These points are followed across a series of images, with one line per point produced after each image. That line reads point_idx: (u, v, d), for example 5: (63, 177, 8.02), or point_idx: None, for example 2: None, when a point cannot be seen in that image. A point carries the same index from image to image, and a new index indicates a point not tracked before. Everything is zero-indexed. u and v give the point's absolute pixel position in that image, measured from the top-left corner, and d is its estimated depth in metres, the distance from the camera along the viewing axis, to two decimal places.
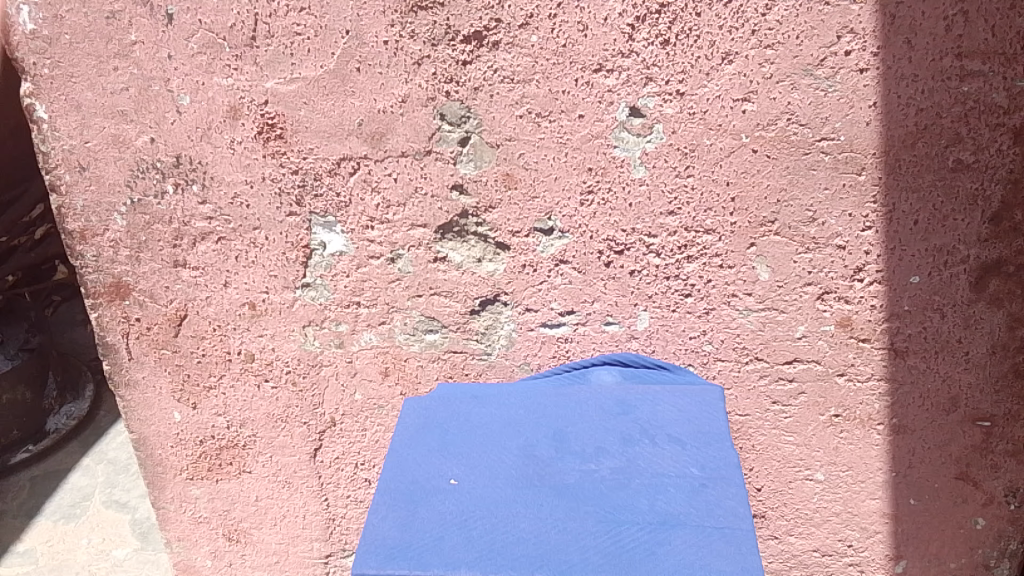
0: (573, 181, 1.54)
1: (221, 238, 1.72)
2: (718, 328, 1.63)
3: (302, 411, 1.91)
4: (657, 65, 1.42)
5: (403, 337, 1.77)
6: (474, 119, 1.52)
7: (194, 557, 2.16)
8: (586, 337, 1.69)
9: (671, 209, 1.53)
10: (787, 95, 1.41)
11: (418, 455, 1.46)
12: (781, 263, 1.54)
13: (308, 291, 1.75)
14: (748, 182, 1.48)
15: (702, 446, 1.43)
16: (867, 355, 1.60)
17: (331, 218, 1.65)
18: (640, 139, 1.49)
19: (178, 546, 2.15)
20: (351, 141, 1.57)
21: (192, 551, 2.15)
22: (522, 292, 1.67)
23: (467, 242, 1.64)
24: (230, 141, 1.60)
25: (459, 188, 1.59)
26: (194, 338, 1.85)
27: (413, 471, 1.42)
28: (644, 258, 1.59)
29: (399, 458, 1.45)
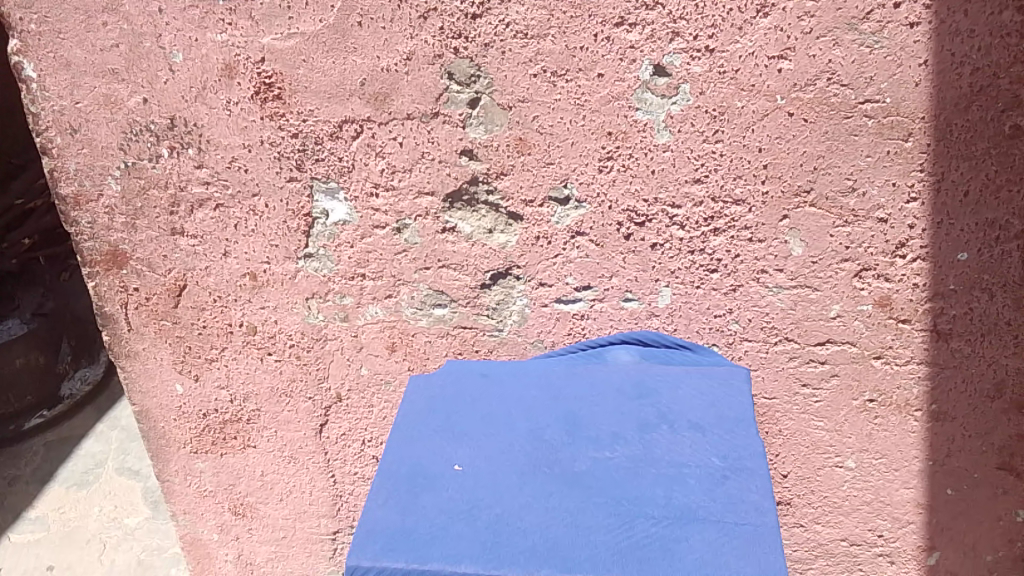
0: (591, 147, 1.42)
1: (219, 205, 1.62)
2: (746, 307, 1.51)
3: (307, 386, 1.83)
4: (684, 18, 1.29)
5: (410, 312, 1.68)
6: (484, 79, 1.41)
7: (200, 530, 2.11)
8: (603, 314, 1.59)
9: (697, 177, 1.41)
10: (828, 53, 1.27)
11: (422, 436, 1.37)
12: (816, 237, 1.42)
13: (310, 262, 1.66)
14: (782, 148, 1.35)
15: (725, 434, 1.33)
16: (906, 337, 1.48)
17: (334, 184, 1.56)
18: (664, 100, 1.36)
19: (184, 519, 2.10)
20: (353, 102, 1.47)
21: (198, 525, 2.10)
22: (537, 264, 1.57)
23: (477, 212, 1.53)
24: (226, 102, 1.51)
25: (468, 154, 1.48)
26: (195, 309, 1.77)
27: (418, 453, 1.33)
28: (667, 230, 1.47)
29: (403, 439, 1.37)
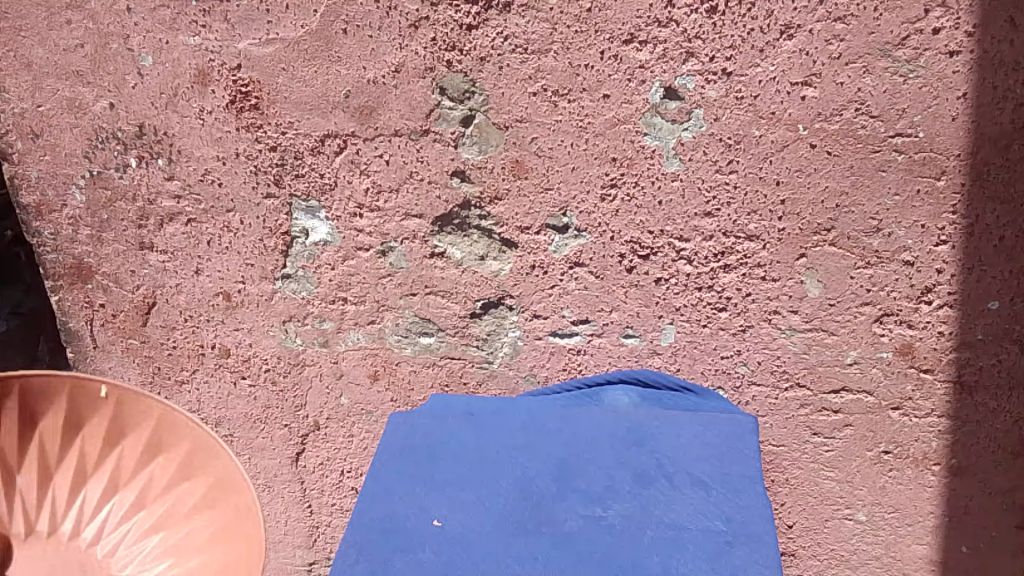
0: (594, 173, 1.30)
1: (190, 220, 1.51)
2: (756, 349, 1.40)
3: (283, 412, 1.71)
4: (700, 37, 1.17)
5: (395, 339, 1.56)
6: (479, 96, 1.29)
7: None
8: (602, 350, 1.48)
9: (708, 210, 1.29)
10: (857, 81, 1.15)
11: (402, 483, 1.26)
12: (834, 278, 1.30)
13: (288, 283, 1.54)
14: (802, 183, 1.23)
15: (730, 492, 1.23)
16: (927, 388, 1.37)
17: (314, 203, 1.44)
18: (675, 126, 1.23)
19: None
20: (337, 116, 1.35)
21: None
22: (531, 295, 1.45)
23: (469, 237, 1.42)
24: (198, 110, 1.39)
25: (460, 175, 1.36)
26: (164, 329, 1.66)
27: (396, 504, 1.22)
28: (673, 265, 1.35)
29: (381, 485, 1.26)
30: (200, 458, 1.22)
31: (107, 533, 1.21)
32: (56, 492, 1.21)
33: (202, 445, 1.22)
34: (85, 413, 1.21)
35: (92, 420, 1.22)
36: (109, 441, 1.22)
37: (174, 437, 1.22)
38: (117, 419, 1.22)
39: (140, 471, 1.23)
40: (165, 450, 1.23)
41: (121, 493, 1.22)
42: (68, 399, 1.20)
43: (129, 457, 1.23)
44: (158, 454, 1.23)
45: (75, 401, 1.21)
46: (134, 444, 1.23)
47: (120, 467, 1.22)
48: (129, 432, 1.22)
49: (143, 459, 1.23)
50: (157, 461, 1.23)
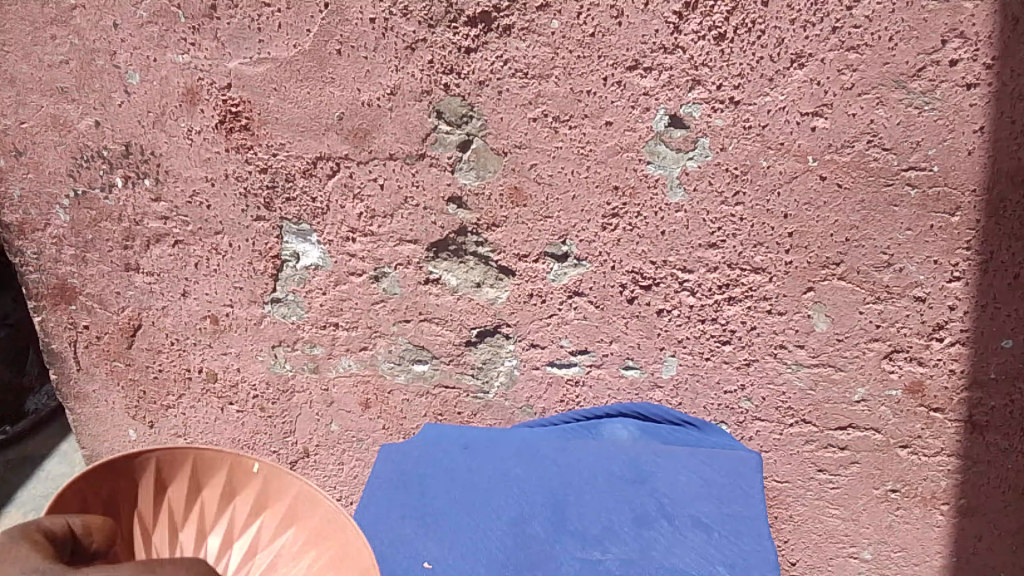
0: (595, 201, 1.26)
1: (178, 241, 1.46)
2: (760, 384, 1.36)
3: (271, 438, 1.65)
4: (706, 65, 1.13)
5: (387, 366, 1.52)
6: (477, 120, 1.25)
7: None
8: (601, 381, 1.43)
9: (712, 241, 1.24)
10: (869, 112, 1.11)
11: (389, 521, 1.22)
12: (842, 313, 1.26)
13: (278, 307, 1.49)
14: (811, 216, 1.19)
15: (731, 534, 1.18)
16: (937, 427, 1.32)
17: (306, 226, 1.39)
18: (679, 155, 1.19)
19: None
20: (330, 138, 1.31)
21: None
22: (528, 324, 1.40)
23: (465, 263, 1.37)
24: (187, 130, 1.35)
25: (457, 201, 1.32)
26: (150, 351, 1.61)
27: (383, 544, 1.17)
28: (676, 296, 1.31)
29: (368, 523, 1.21)
30: (316, 530, 0.97)
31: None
32: (176, 545, 0.92)
33: (315, 509, 0.98)
34: (243, 469, 0.99)
35: (211, 486, 0.98)
36: (228, 502, 0.98)
37: (310, 510, 0.98)
38: (270, 491, 0.99)
39: (273, 543, 0.97)
40: (293, 521, 0.98)
41: (247, 565, 0.94)
42: (225, 467, 0.98)
43: (239, 530, 0.97)
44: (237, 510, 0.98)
45: (231, 470, 0.99)
46: (250, 513, 0.98)
47: (235, 533, 0.96)
48: (247, 498, 0.99)
49: (272, 533, 0.97)
50: (295, 531, 0.98)
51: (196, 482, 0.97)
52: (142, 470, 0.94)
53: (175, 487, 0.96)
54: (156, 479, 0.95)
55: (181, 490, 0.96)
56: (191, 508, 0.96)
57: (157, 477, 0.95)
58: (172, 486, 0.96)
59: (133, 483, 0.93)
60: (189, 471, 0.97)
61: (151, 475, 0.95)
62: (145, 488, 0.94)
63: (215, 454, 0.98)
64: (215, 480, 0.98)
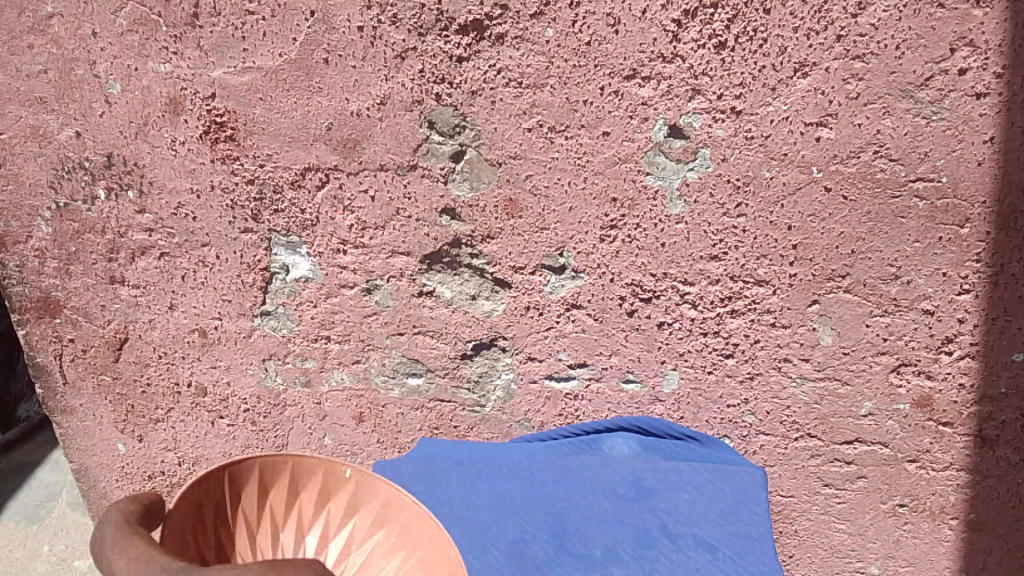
0: (592, 213, 1.22)
1: (164, 254, 1.42)
2: (764, 398, 1.32)
3: (263, 453, 1.61)
4: (707, 73, 1.09)
5: (381, 380, 1.48)
6: (470, 130, 1.21)
7: None
8: (600, 395, 1.39)
9: (714, 253, 1.20)
10: (876, 122, 1.07)
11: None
12: (848, 326, 1.22)
13: (268, 320, 1.46)
14: (816, 228, 1.15)
15: (736, 557, 1.15)
16: (946, 441, 1.29)
17: (295, 238, 1.35)
18: (680, 166, 1.15)
19: None
20: (318, 148, 1.26)
21: None
22: (525, 337, 1.37)
23: (459, 276, 1.33)
24: (171, 141, 1.30)
25: (450, 213, 1.28)
26: (137, 365, 1.57)
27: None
28: (677, 309, 1.27)
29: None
30: (405, 531, 1.04)
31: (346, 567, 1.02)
32: (280, 543, 1.01)
33: (404, 512, 1.05)
34: (337, 474, 1.06)
35: (307, 490, 1.05)
36: (325, 506, 1.05)
37: (400, 515, 1.05)
38: (362, 496, 1.06)
39: (365, 542, 1.05)
40: (383, 523, 1.05)
41: (344, 559, 1.03)
42: (320, 474, 1.06)
43: (335, 529, 1.04)
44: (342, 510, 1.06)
45: (329, 477, 1.06)
46: (343, 515, 1.06)
47: (332, 530, 1.04)
48: (340, 501, 1.06)
49: (363, 532, 1.05)
50: (385, 532, 1.05)
51: (294, 488, 1.05)
52: (246, 477, 1.03)
53: (275, 492, 1.04)
54: (259, 484, 1.04)
55: (280, 496, 1.04)
56: (291, 510, 1.04)
57: (259, 483, 1.04)
58: (273, 491, 1.04)
59: (236, 486, 1.02)
60: (286, 479, 1.05)
61: (253, 481, 1.03)
62: (250, 492, 1.03)
63: (309, 462, 1.06)
64: (309, 486, 1.06)
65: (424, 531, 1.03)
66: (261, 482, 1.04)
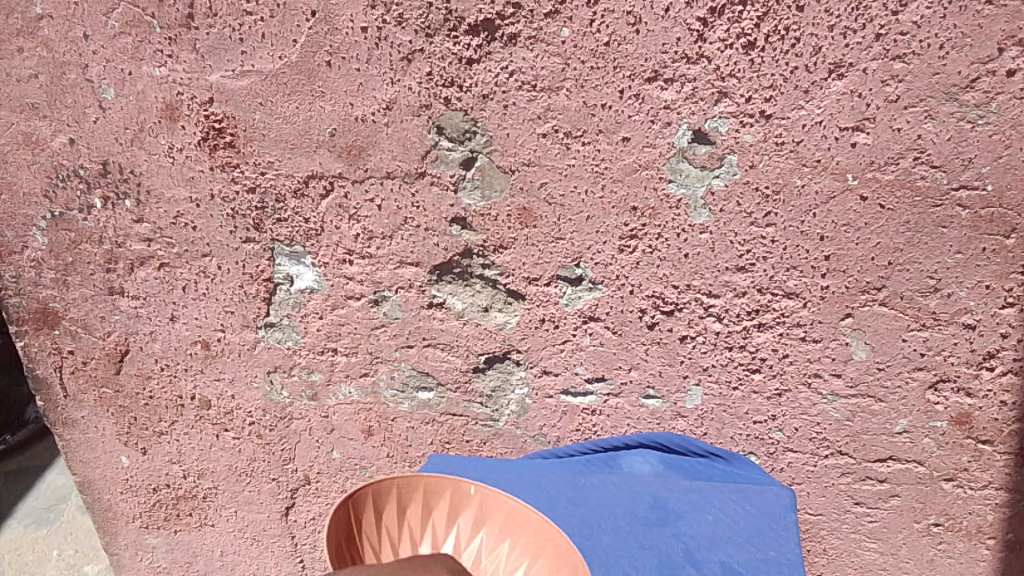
0: (611, 222, 1.15)
1: (163, 264, 1.37)
2: (792, 414, 1.25)
3: (269, 466, 1.56)
4: (734, 75, 1.02)
5: (390, 394, 1.42)
6: (481, 136, 1.14)
7: None
8: (618, 410, 1.33)
9: (741, 264, 1.14)
10: (916, 127, 0.99)
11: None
12: (883, 341, 1.15)
13: (272, 332, 1.40)
14: (850, 238, 1.08)
15: None
16: (986, 459, 1.21)
17: (299, 248, 1.29)
18: (704, 173, 1.08)
19: None
20: (322, 155, 1.20)
21: None
22: (540, 350, 1.30)
23: (470, 287, 1.27)
24: (168, 148, 1.25)
25: (460, 222, 1.21)
26: (139, 377, 1.52)
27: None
28: (700, 322, 1.20)
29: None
30: (537, 544, 0.97)
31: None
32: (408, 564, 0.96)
33: (535, 524, 0.98)
34: (462, 492, 1.01)
35: (441, 508, 1.01)
36: (457, 523, 1.00)
37: (531, 529, 0.98)
38: (495, 509, 1.01)
39: (496, 558, 0.97)
40: (515, 538, 0.98)
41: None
42: (451, 490, 1.02)
43: (467, 545, 0.99)
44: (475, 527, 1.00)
45: (458, 492, 1.02)
46: (474, 532, 0.99)
47: (464, 547, 0.99)
48: (471, 518, 1.00)
49: (496, 547, 0.98)
50: (514, 546, 0.98)
51: (427, 505, 1.01)
52: (383, 496, 1.01)
53: (409, 510, 1.00)
54: (394, 503, 1.01)
55: (416, 515, 1.00)
56: (425, 527, 1.00)
57: (396, 502, 1.01)
58: (410, 509, 1.00)
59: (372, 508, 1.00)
60: (420, 499, 1.01)
61: (391, 500, 1.01)
62: (387, 513, 1.00)
63: (439, 482, 1.02)
64: (439, 504, 1.01)
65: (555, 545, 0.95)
66: (393, 500, 1.01)
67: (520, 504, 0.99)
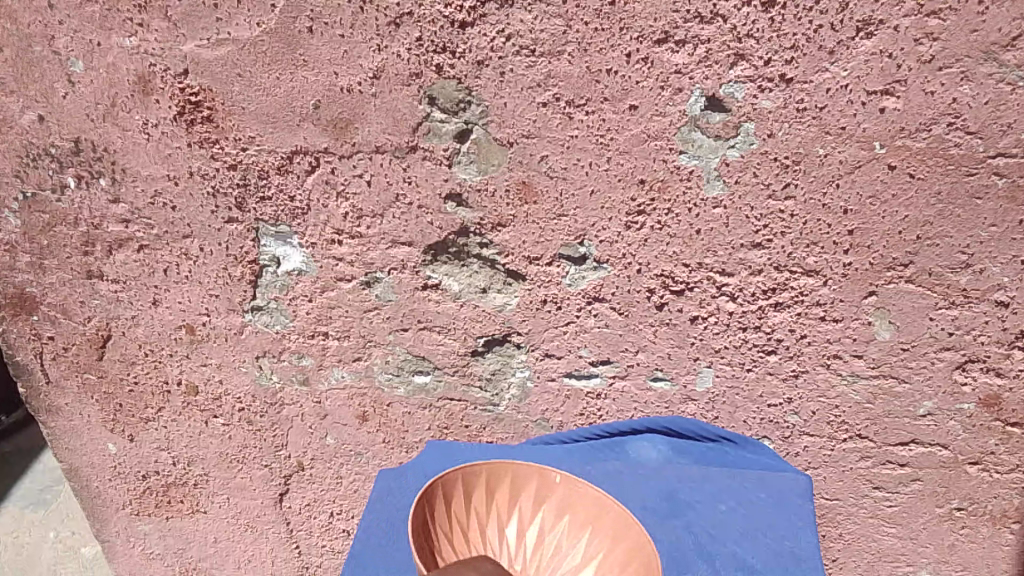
0: (617, 197, 1.08)
1: (143, 246, 1.29)
2: (809, 397, 1.18)
3: (261, 453, 1.49)
4: (752, 36, 0.93)
5: (385, 378, 1.35)
6: (477, 106, 1.06)
7: None
8: (624, 395, 1.26)
9: (756, 240, 1.06)
10: (951, 90, 0.91)
11: (400, 557, 1.06)
12: (907, 320, 1.08)
13: (260, 316, 1.33)
14: (876, 211, 1.00)
15: None
16: (1015, 442, 1.15)
17: (284, 228, 1.21)
18: (718, 143, 1.00)
19: None
20: (306, 129, 1.12)
21: None
22: (542, 332, 1.23)
23: (467, 267, 1.20)
24: (142, 123, 1.16)
25: (456, 199, 1.14)
26: (123, 363, 1.45)
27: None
28: (713, 302, 1.13)
29: (377, 557, 1.06)
30: (613, 534, 1.00)
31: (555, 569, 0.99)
32: (490, 542, 1.01)
33: (613, 515, 1.01)
34: (548, 482, 1.05)
35: (527, 495, 1.05)
36: (542, 509, 1.04)
37: (609, 519, 1.01)
38: (574, 498, 1.04)
39: (574, 546, 1.01)
40: (594, 527, 1.02)
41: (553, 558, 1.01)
42: (536, 479, 1.06)
43: (547, 529, 1.03)
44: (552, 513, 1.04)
45: (541, 480, 1.06)
46: (555, 517, 1.04)
47: (546, 533, 1.03)
48: (553, 506, 1.04)
49: (576, 535, 1.02)
50: (594, 535, 1.01)
51: (514, 492, 1.06)
52: (473, 479, 1.06)
53: (499, 492, 1.05)
54: (485, 485, 1.06)
55: (502, 499, 1.05)
56: (512, 509, 1.05)
57: (485, 485, 1.06)
58: (497, 492, 1.06)
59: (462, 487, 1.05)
60: (509, 483, 1.06)
61: (480, 483, 1.06)
62: (477, 494, 1.05)
63: (526, 470, 1.06)
64: (525, 489, 1.06)
65: (631, 539, 0.98)
66: (482, 482, 1.06)
67: (600, 495, 1.03)
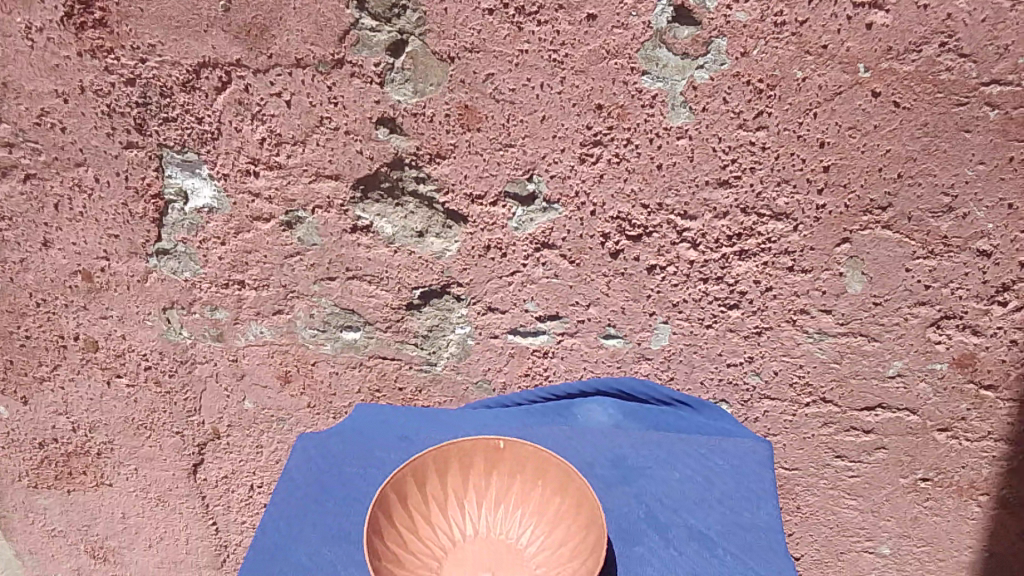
0: (571, 125, 0.96)
1: (29, 176, 1.13)
2: (773, 356, 1.08)
3: (172, 418, 1.34)
4: None
5: (309, 334, 1.21)
6: (413, 12, 0.94)
7: (53, 573, 1.61)
8: (573, 353, 1.15)
9: (723, 177, 0.96)
10: (946, 3, 0.82)
11: (320, 531, 0.94)
12: (882, 271, 0.99)
13: (166, 261, 1.17)
14: (855, 144, 0.91)
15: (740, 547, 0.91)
16: (986, 407, 1.07)
17: (192, 156, 1.07)
18: (685, 62, 0.90)
19: (31, 558, 1.59)
20: (217, 37, 0.98)
21: (49, 566, 1.60)
22: (485, 283, 1.11)
23: (402, 206, 1.07)
24: (25, 27, 1.00)
25: (389, 125, 1.01)
26: (11, 314, 1.28)
27: (312, 562, 0.90)
28: (672, 249, 1.02)
29: (294, 530, 0.94)
30: (568, 498, 0.89)
31: (518, 542, 0.88)
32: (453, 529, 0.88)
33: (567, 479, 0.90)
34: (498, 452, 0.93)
35: (479, 470, 0.92)
36: (496, 481, 0.92)
37: (561, 481, 0.90)
38: (528, 466, 0.92)
39: (534, 516, 0.89)
40: (550, 493, 0.90)
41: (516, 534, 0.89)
42: (486, 451, 0.93)
43: (505, 502, 0.91)
44: (509, 487, 0.92)
45: (491, 453, 0.93)
46: (510, 488, 0.92)
47: (505, 505, 0.91)
48: (508, 474, 0.92)
49: (533, 503, 0.90)
50: (551, 502, 0.90)
51: (465, 467, 0.92)
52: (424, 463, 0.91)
53: (451, 467, 0.92)
54: (437, 468, 0.91)
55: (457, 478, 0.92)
56: (468, 482, 0.92)
57: (436, 466, 0.91)
58: (450, 472, 0.92)
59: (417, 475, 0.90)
60: (459, 458, 0.92)
61: (431, 465, 0.91)
62: (431, 478, 0.90)
63: (473, 441, 0.93)
64: (477, 457, 0.93)
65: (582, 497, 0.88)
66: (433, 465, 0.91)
67: (550, 454, 0.91)
